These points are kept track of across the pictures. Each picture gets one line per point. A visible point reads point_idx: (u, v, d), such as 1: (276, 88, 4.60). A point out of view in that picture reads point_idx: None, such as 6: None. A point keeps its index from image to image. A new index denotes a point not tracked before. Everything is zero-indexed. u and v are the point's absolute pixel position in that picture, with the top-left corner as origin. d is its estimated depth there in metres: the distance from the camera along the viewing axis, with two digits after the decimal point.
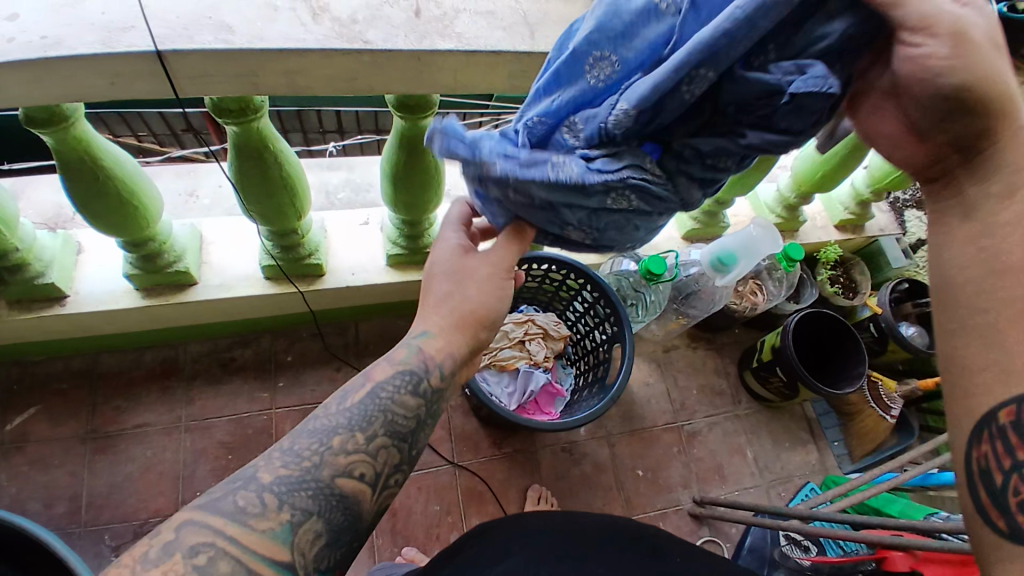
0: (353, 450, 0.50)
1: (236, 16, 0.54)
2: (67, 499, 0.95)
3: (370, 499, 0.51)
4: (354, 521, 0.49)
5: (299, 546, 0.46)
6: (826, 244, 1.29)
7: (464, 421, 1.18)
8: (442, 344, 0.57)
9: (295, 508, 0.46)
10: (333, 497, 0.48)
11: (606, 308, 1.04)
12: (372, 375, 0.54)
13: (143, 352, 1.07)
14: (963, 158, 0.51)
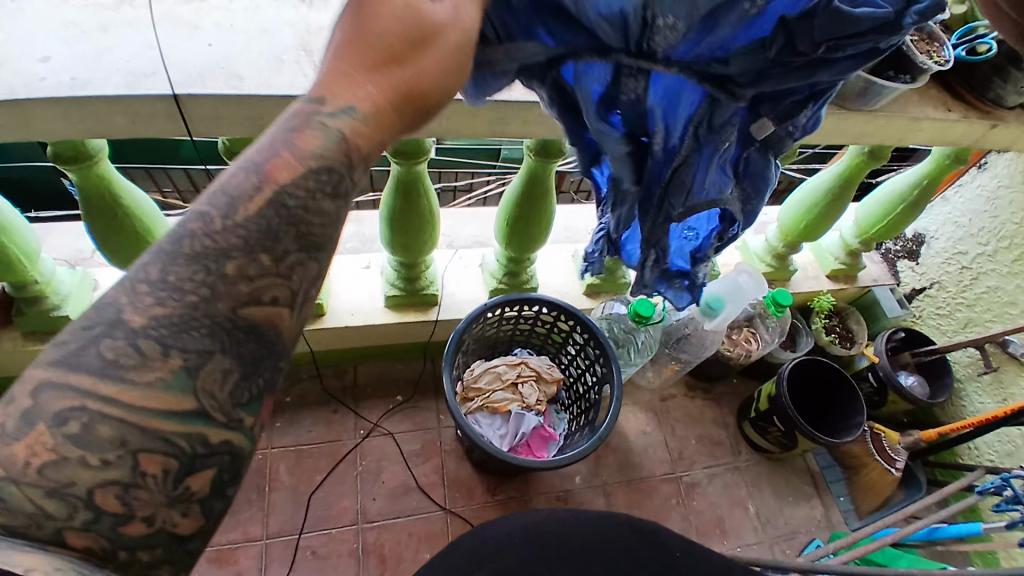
0: (258, 271, 0.33)
1: (248, 68, 0.61)
2: None
3: (292, 322, 0.35)
4: (276, 350, 0.34)
5: (205, 390, 0.32)
6: (819, 293, 1.30)
7: (458, 466, 1.16)
8: (380, 127, 0.35)
9: (185, 351, 0.31)
10: (240, 324, 0.32)
11: (596, 349, 1.06)
12: (272, 174, 0.33)
13: None
14: None
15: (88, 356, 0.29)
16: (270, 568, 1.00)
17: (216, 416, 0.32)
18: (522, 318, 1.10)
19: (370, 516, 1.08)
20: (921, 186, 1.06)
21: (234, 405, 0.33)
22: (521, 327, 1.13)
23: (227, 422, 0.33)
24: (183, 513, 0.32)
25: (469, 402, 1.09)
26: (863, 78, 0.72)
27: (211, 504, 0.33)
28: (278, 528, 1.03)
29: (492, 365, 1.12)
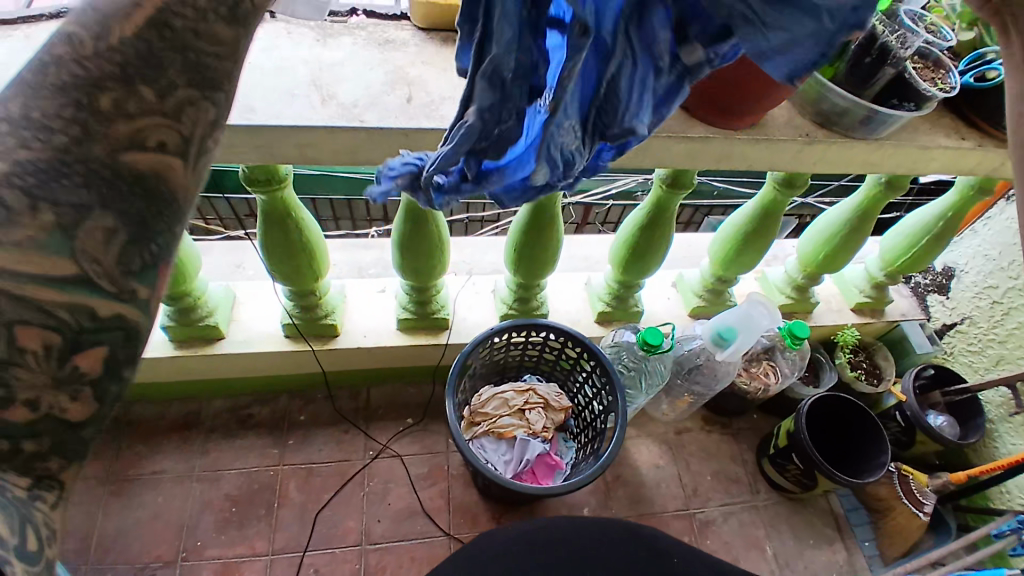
0: (139, 108, 0.32)
1: (260, 100, 0.65)
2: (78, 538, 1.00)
3: (186, 178, 0.35)
4: (174, 207, 0.34)
5: (85, 251, 0.31)
6: (843, 327, 1.25)
7: (464, 492, 1.16)
8: None
9: (59, 205, 0.30)
10: (126, 177, 0.32)
11: (602, 378, 1.05)
12: None
13: (169, 404, 1.16)
14: None
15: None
16: None
17: (109, 285, 0.32)
18: (529, 344, 1.11)
19: (374, 537, 1.09)
20: (947, 219, 1.02)
21: (129, 270, 0.33)
22: (530, 352, 1.13)
23: (122, 293, 0.33)
24: (75, 397, 0.32)
25: (476, 426, 1.10)
26: (865, 107, 0.71)
27: (106, 386, 0.34)
28: (284, 545, 1.05)
29: (499, 391, 1.12)
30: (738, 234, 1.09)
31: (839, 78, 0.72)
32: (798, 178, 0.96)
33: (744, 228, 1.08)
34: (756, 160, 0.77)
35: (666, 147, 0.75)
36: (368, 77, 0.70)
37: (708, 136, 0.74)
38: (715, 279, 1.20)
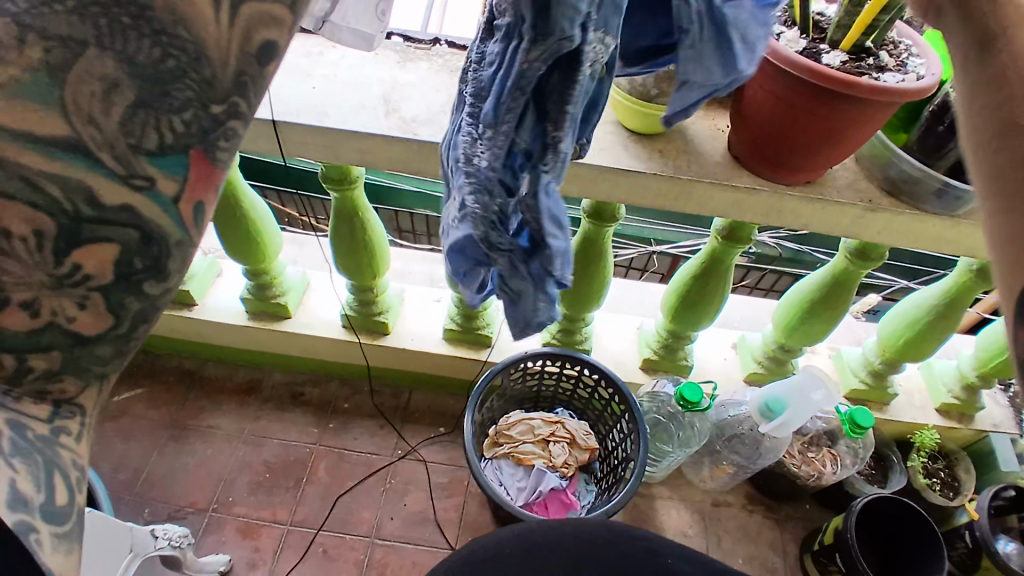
0: None
1: (334, 107, 0.74)
2: (131, 470, 1.14)
3: (214, 34, 0.34)
4: (194, 68, 0.34)
5: (77, 105, 0.33)
6: (921, 426, 1.11)
7: (478, 511, 1.16)
8: None
9: (54, 41, 0.32)
10: (135, 14, 0.32)
11: (630, 424, 1.02)
12: None
13: (237, 369, 1.29)
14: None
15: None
16: (283, 552, 1.08)
17: (113, 163, 0.34)
18: (564, 376, 1.11)
19: (384, 533, 1.12)
20: None
21: (138, 145, 0.34)
22: (565, 386, 1.13)
23: (128, 178, 0.35)
24: (82, 304, 0.36)
25: (498, 447, 1.10)
26: (934, 178, 0.66)
27: (118, 296, 0.37)
28: (302, 519, 1.12)
29: (528, 417, 1.13)
30: (803, 302, 1.02)
31: (911, 144, 0.68)
32: (874, 250, 0.89)
33: (812, 296, 1.01)
34: (809, 220, 0.73)
35: (710, 194, 0.74)
36: (432, 98, 0.77)
37: (755, 188, 0.72)
38: (776, 347, 1.13)
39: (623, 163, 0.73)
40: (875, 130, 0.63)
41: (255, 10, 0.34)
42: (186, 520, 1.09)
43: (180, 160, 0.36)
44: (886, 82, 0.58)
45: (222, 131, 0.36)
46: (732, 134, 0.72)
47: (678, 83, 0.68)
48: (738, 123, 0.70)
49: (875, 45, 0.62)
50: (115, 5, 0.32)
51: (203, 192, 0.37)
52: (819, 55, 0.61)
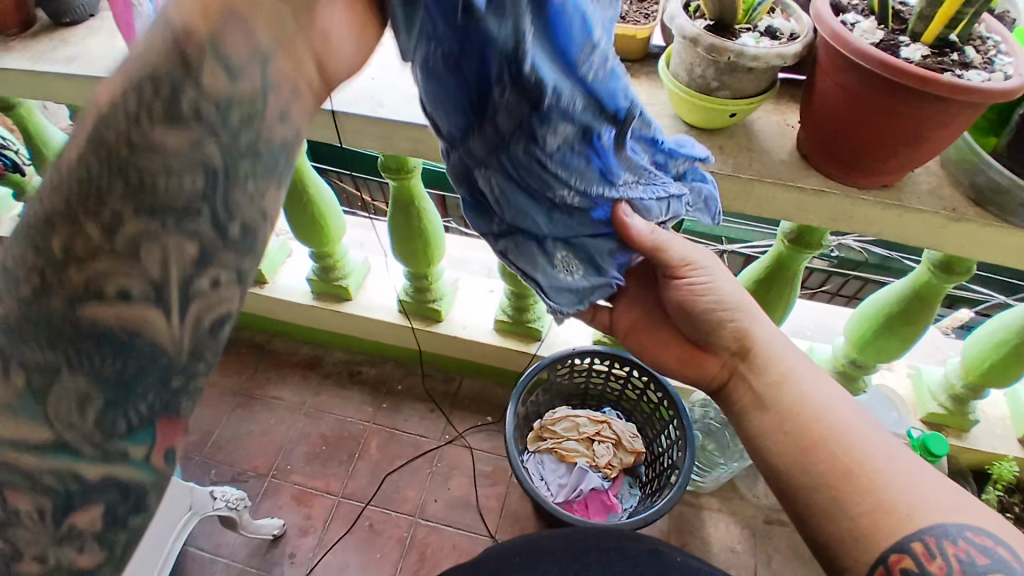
0: (87, 249, 0.31)
1: (391, 98, 0.76)
2: (202, 432, 1.24)
3: (171, 331, 0.33)
4: (159, 359, 0.33)
5: (54, 414, 0.33)
6: (1001, 458, 1.01)
7: (518, 502, 1.17)
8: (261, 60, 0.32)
9: (28, 368, 0.32)
10: (96, 341, 0.32)
11: (677, 431, 0.99)
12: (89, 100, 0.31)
13: (302, 345, 1.36)
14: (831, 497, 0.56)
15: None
16: (332, 523, 1.14)
17: (91, 452, 0.34)
18: (612, 376, 1.08)
19: (427, 514, 1.15)
20: None
21: (110, 433, 0.34)
22: (613, 385, 1.11)
23: (99, 455, 0.34)
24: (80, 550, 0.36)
25: (541, 441, 1.10)
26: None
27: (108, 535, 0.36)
28: (352, 492, 1.17)
29: (574, 414, 1.12)
30: (881, 315, 0.94)
31: (999, 151, 0.61)
32: (960, 263, 0.80)
33: (892, 308, 0.92)
34: (882, 228, 0.68)
35: (773, 194, 0.69)
36: None
37: (824, 189, 0.67)
38: (847, 361, 1.04)
39: None
40: (959, 132, 0.57)
41: (204, 303, 0.33)
42: (247, 483, 1.18)
43: (149, 430, 0.35)
44: (968, 81, 0.52)
45: (184, 396, 0.35)
46: (801, 131, 0.68)
47: (742, 76, 0.64)
48: (806, 118, 0.65)
49: (960, 40, 0.57)
50: (78, 333, 0.32)
51: (180, 436, 0.36)
52: (898, 48, 0.56)
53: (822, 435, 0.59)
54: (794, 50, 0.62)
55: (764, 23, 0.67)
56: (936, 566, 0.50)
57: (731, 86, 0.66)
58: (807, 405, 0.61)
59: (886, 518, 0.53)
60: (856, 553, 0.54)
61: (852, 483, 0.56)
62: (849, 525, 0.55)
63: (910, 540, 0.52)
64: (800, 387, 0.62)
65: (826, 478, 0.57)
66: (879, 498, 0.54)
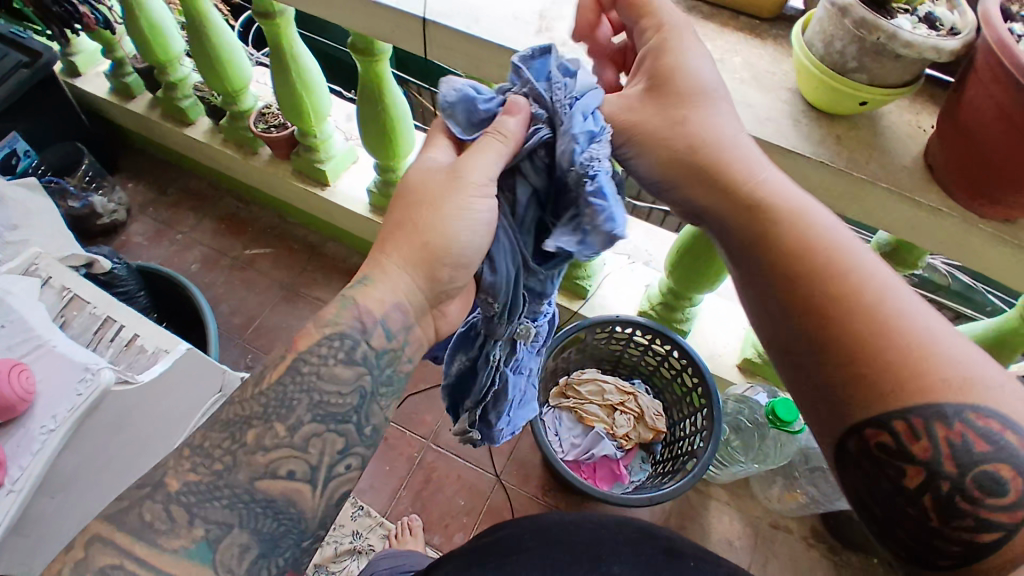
0: (272, 443, 0.49)
1: (488, 14, 0.71)
2: (245, 316, 1.29)
3: (311, 501, 0.50)
4: (299, 526, 0.49)
5: (222, 561, 0.46)
6: None
7: (529, 451, 1.18)
8: (383, 292, 0.53)
9: (211, 524, 0.47)
10: (258, 503, 0.48)
11: (705, 421, 0.96)
12: (295, 344, 0.52)
13: (352, 254, 1.38)
14: (826, 370, 0.47)
15: (228, 408, 0.50)
16: None
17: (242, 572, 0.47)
18: (651, 350, 1.05)
19: (439, 441, 1.18)
20: None
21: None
22: (649, 359, 1.07)
23: None
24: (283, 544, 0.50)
25: (564, 398, 1.09)
26: None
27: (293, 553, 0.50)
28: None
29: (602, 379, 1.10)
30: None
31: None
32: None
33: None
34: (990, 260, 0.62)
35: (884, 201, 0.63)
36: None
37: (940, 209, 0.60)
38: None
39: (787, 143, 0.64)
40: None
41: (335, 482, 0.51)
42: None
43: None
44: None
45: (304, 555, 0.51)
46: (935, 137, 0.60)
47: (888, 61, 0.56)
48: (941, 130, 0.58)
49: None
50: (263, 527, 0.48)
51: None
52: None
53: (820, 296, 0.47)
54: (952, 46, 0.53)
55: (924, 7, 0.57)
56: (920, 448, 0.43)
57: (871, 70, 0.57)
58: (801, 256, 0.49)
59: (876, 396, 0.45)
60: (827, 424, 0.48)
61: (843, 358, 0.46)
62: (830, 398, 0.47)
63: (892, 417, 0.44)
64: (789, 227, 0.50)
65: (817, 351, 0.47)
66: (879, 374, 0.44)
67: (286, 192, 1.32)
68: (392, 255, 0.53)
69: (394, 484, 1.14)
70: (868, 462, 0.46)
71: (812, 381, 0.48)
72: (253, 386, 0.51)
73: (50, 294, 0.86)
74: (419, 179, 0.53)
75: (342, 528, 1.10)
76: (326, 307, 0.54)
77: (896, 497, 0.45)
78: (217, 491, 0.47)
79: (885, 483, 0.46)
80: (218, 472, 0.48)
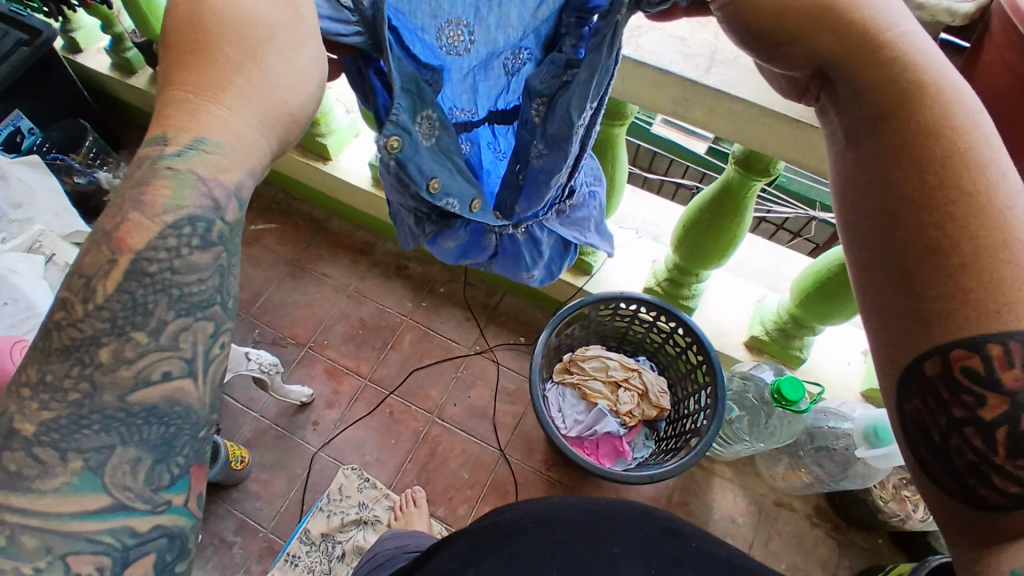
0: (137, 352, 0.34)
1: None
2: (251, 292, 1.30)
3: (199, 389, 0.37)
4: (190, 419, 0.37)
5: (114, 480, 0.34)
6: None
7: (533, 426, 1.19)
8: (229, 164, 0.35)
9: (86, 451, 0.34)
10: (142, 414, 0.35)
11: (709, 398, 0.95)
12: (122, 239, 0.33)
13: (358, 230, 1.38)
14: (925, 262, 0.34)
15: (58, 334, 0.34)
16: (356, 402, 1.20)
17: (141, 489, 0.35)
18: (656, 326, 1.03)
19: (444, 415, 1.19)
20: None
21: (155, 484, 0.35)
22: (654, 335, 1.06)
23: (153, 502, 0.35)
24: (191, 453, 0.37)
25: (567, 374, 1.09)
26: None
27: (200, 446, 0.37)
28: (379, 378, 1.22)
29: (606, 355, 1.09)
30: None
31: None
32: None
33: None
34: None
35: None
36: None
37: None
38: None
39: (794, 113, 0.61)
40: None
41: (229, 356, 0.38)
42: (286, 348, 1.25)
43: (186, 478, 0.37)
44: None
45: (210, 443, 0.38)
46: None
47: None
48: None
49: None
50: (157, 429, 0.35)
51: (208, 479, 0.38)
52: None
53: (945, 179, 0.34)
54: (967, 9, 0.52)
55: None
56: (1012, 376, 0.32)
57: None
58: (935, 137, 0.35)
59: (968, 315, 0.32)
60: (900, 335, 0.35)
61: (944, 260, 0.33)
62: (923, 304, 0.34)
63: (987, 338, 0.32)
64: (931, 100, 0.35)
65: (914, 241, 0.34)
66: (989, 289, 0.32)
67: (292, 165, 1.31)
68: (237, 112, 0.34)
69: (400, 458, 1.16)
70: (936, 387, 0.34)
71: (895, 272, 0.35)
72: (84, 303, 0.33)
73: (55, 271, 0.87)
74: (237, 9, 0.34)
75: (348, 499, 1.12)
76: (150, 183, 0.34)
77: (963, 426, 0.34)
78: (83, 420, 0.34)
79: (951, 409, 0.34)
80: (77, 402, 0.33)
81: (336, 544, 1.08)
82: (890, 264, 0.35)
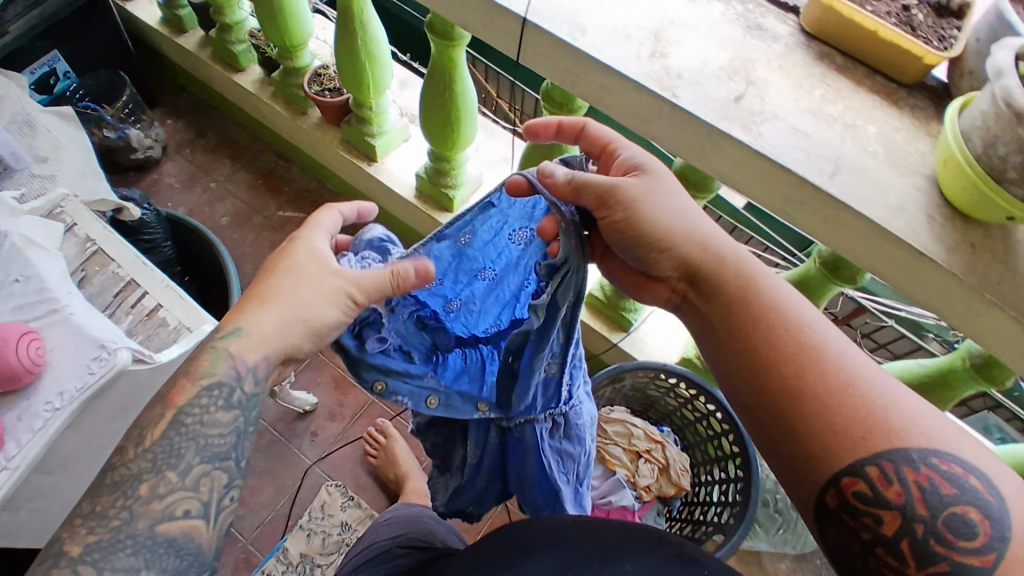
0: (166, 489, 0.51)
1: (594, 25, 0.61)
2: None
3: (207, 531, 0.52)
4: (197, 557, 0.51)
5: None
6: None
7: None
8: (255, 345, 0.57)
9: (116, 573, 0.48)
10: (165, 544, 0.50)
11: (737, 495, 0.89)
12: (173, 400, 0.54)
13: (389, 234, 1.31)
14: (785, 419, 0.52)
15: (111, 474, 0.51)
16: (359, 419, 1.14)
17: None
18: (692, 404, 0.97)
19: None
20: None
21: None
22: (686, 411, 0.99)
23: None
24: None
25: None
26: None
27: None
28: None
29: (632, 421, 1.03)
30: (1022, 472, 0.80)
31: None
32: None
33: None
34: None
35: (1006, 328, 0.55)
36: (709, 54, 0.61)
37: None
38: None
39: (919, 243, 0.55)
40: None
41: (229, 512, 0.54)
42: None
43: None
44: None
45: None
46: None
47: None
48: None
49: None
50: (176, 553, 0.50)
51: None
52: None
53: (784, 352, 0.53)
54: None
55: None
56: (894, 492, 0.47)
57: None
58: (774, 327, 0.54)
59: (844, 443, 0.49)
60: (803, 471, 0.51)
61: (809, 406, 0.50)
62: (806, 447, 0.50)
63: (865, 464, 0.48)
64: (754, 295, 0.56)
65: (786, 402, 0.52)
66: (847, 422, 0.49)
67: (332, 156, 1.24)
68: (272, 321, 0.57)
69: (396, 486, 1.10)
70: (843, 512, 0.49)
71: (773, 428, 0.53)
72: (136, 447, 0.52)
73: (72, 244, 0.80)
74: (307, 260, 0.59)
75: (331, 518, 1.06)
76: (201, 358, 0.56)
77: (875, 545, 0.48)
78: (120, 543, 0.49)
79: (863, 532, 0.49)
80: (117, 527, 0.49)
81: (315, 567, 1.01)
82: (767, 424, 0.53)
